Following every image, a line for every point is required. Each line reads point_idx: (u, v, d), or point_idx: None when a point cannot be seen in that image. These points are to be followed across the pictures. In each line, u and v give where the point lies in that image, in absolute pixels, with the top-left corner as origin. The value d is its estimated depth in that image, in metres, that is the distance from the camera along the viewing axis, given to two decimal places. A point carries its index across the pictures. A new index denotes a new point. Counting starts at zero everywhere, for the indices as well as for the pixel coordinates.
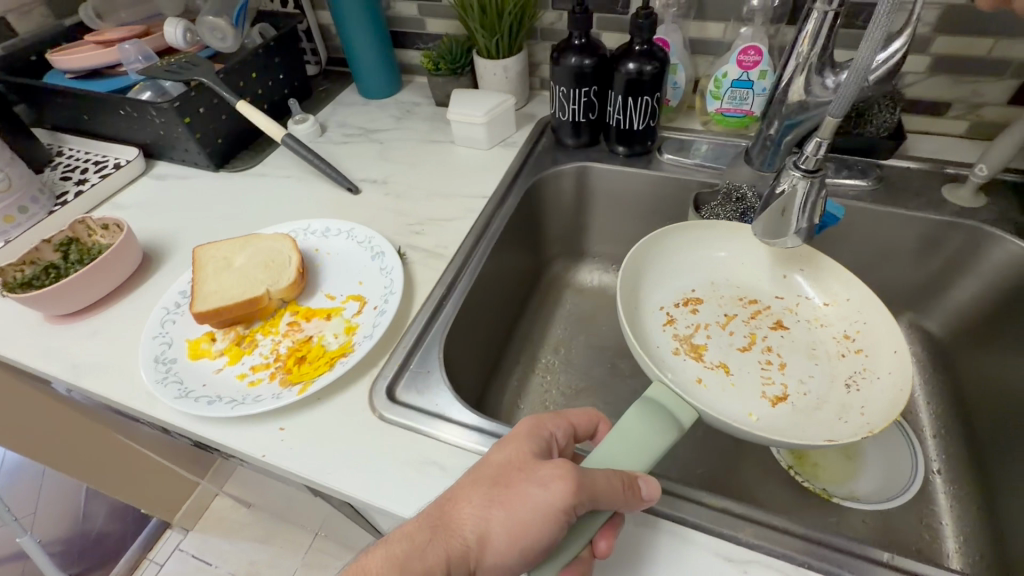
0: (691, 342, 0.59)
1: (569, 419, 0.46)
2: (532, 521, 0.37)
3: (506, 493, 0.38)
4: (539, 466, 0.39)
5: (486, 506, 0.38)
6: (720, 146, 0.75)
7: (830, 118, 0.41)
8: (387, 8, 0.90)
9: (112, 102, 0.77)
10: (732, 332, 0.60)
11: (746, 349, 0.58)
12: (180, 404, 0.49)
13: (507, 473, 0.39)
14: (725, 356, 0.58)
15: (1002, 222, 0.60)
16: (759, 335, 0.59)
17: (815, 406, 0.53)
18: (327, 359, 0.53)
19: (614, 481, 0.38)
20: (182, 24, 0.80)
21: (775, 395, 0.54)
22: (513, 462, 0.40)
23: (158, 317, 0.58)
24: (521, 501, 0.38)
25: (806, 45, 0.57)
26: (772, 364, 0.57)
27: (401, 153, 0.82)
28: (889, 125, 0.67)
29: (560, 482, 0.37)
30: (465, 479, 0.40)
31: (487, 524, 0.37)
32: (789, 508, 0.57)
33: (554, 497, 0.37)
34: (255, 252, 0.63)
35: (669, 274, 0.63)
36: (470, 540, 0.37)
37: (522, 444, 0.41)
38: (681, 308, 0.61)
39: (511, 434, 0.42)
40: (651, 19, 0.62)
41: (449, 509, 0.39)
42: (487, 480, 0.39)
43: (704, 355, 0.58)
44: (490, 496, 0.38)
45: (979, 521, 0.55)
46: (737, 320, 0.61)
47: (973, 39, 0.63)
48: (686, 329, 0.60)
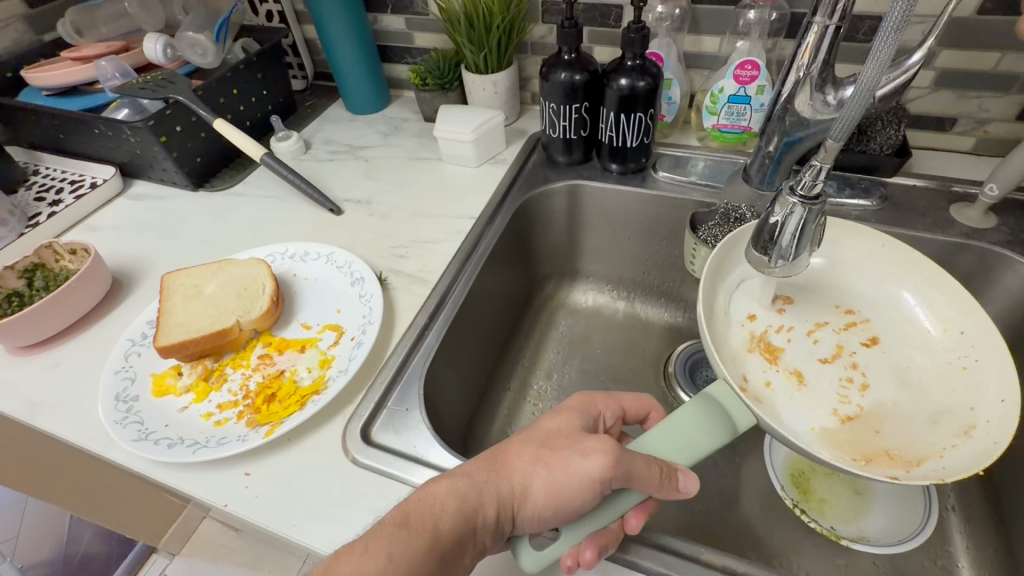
0: (770, 341, 0.54)
1: (619, 402, 0.47)
2: (571, 484, 0.37)
3: (552, 455, 0.39)
4: (583, 438, 0.39)
5: (532, 464, 0.39)
6: (717, 163, 0.72)
7: (831, 143, 0.37)
8: (374, 22, 0.88)
9: (86, 121, 0.74)
10: (818, 341, 0.55)
11: (825, 360, 0.53)
12: (138, 448, 0.45)
13: (556, 438, 0.40)
14: (802, 364, 0.53)
15: (1015, 243, 0.57)
16: (846, 349, 0.54)
17: (887, 432, 0.47)
18: (299, 397, 0.49)
19: (652, 467, 0.38)
20: (163, 39, 0.78)
21: (847, 415, 0.49)
22: (561, 431, 0.41)
23: (122, 350, 0.54)
24: (565, 464, 0.38)
25: (806, 58, 0.53)
26: (853, 381, 0.51)
27: (387, 171, 0.79)
28: (893, 142, 0.63)
29: (601, 455, 0.37)
30: (517, 438, 0.41)
31: (533, 478, 0.38)
32: (794, 551, 0.53)
33: (593, 467, 0.37)
34: (227, 279, 0.60)
35: None
36: (516, 489, 0.38)
37: (572, 415, 0.43)
38: (767, 305, 0.56)
39: (563, 406, 0.44)
40: (642, 33, 0.59)
41: (500, 459, 0.39)
42: (537, 440, 0.40)
43: (779, 358, 0.53)
44: (537, 456, 0.39)
45: (999, 565, 0.51)
46: (827, 331, 0.55)
47: (978, 53, 0.61)
48: (766, 326, 0.55)
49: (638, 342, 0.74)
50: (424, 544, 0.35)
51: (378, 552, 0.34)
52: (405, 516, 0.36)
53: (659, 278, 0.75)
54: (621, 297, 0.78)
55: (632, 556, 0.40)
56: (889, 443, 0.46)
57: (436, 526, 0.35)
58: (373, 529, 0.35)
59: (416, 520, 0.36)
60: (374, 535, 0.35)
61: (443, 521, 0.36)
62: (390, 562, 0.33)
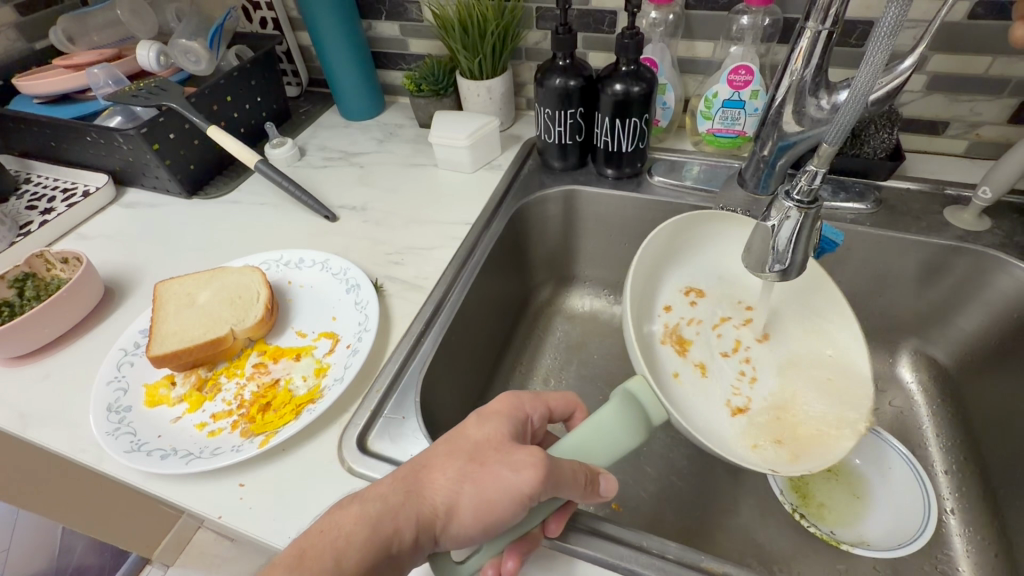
0: (680, 334, 0.59)
1: (546, 401, 0.45)
2: (499, 501, 0.36)
3: (479, 471, 0.37)
4: (514, 450, 0.37)
5: (457, 481, 0.37)
6: (712, 168, 0.72)
7: (826, 147, 0.37)
8: (368, 28, 0.88)
9: (79, 129, 0.74)
10: (721, 335, 0.59)
11: (725, 354, 0.58)
12: (130, 460, 0.45)
13: (484, 451, 0.38)
14: (706, 358, 0.57)
15: (1009, 246, 0.57)
16: (744, 345, 0.59)
17: (771, 423, 0.52)
18: (294, 406, 0.49)
19: (578, 473, 0.38)
20: (155, 46, 0.77)
21: (739, 406, 0.53)
22: (489, 441, 0.38)
23: (114, 359, 0.54)
24: (492, 480, 0.36)
25: (798, 63, 0.54)
26: (744, 375, 0.56)
27: (382, 178, 0.79)
28: (887, 146, 0.64)
29: (531, 470, 0.36)
30: (441, 448, 0.39)
31: (460, 496, 0.36)
32: (794, 557, 0.53)
33: (523, 482, 0.35)
34: (220, 287, 0.59)
35: (681, 261, 0.62)
36: (439, 509, 0.36)
37: (501, 422, 0.40)
38: (681, 298, 0.61)
39: (490, 409, 0.41)
40: (636, 39, 0.59)
41: (421, 476, 0.37)
42: (463, 454, 0.38)
43: (687, 350, 0.58)
44: (462, 472, 0.37)
45: (999, 568, 0.51)
46: (729, 327, 0.60)
47: (970, 56, 0.61)
48: (679, 319, 0.60)
49: None
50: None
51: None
52: (301, 556, 0.34)
53: None
54: (617, 302, 0.78)
55: (633, 564, 0.40)
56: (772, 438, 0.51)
57: (338, 563, 0.34)
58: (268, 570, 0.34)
59: (311, 559, 0.34)
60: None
61: (348, 556, 0.34)
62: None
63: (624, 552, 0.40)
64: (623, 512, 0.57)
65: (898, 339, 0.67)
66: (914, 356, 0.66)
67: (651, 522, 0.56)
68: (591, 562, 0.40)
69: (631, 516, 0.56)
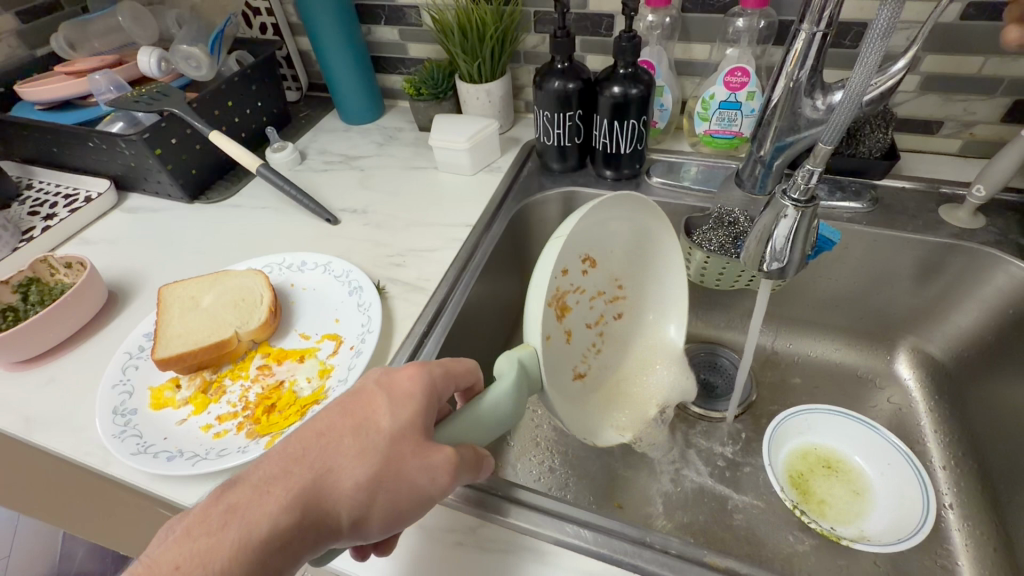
0: (564, 299, 0.53)
1: (457, 379, 0.41)
2: (409, 509, 0.34)
3: (390, 477, 0.34)
4: (430, 451, 0.35)
5: (364, 490, 0.34)
6: (711, 168, 0.73)
7: (822, 147, 0.38)
8: (368, 33, 0.88)
9: (81, 135, 0.74)
10: (593, 304, 0.57)
11: (587, 325, 0.57)
12: (137, 462, 0.45)
13: (395, 453, 0.35)
14: (574, 326, 0.55)
15: (1004, 243, 0.58)
16: (603, 319, 0.59)
17: (600, 393, 0.57)
18: (299, 407, 0.49)
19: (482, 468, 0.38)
20: (156, 52, 0.78)
21: (580, 373, 0.56)
22: (406, 440, 0.35)
23: (120, 363, 0.54)
24: (405, 489, 0.34)
25: (793, 65, 0.54)
26: (593, 347, 0.58)
27: (383, 181, 0.80)
28: (882, 145, 0.65)
29: (446, 478, 0.35)
30: (348, 445, 0.35)
31: (368, 508, 0.34)
32: (795, 553, 0.53)
33: (437, 491, 0.35)
34: (223, 290, 0.60)
35: (597, 226, 0.53)
36: (343, 522, 0.33)
37: (416, 413, 0.36)
38: (578, 262, 0.53)
39: (401, 395, 0.37)
40: (633, 41, 0.60)
41: (325, 481, 0.34)
42: (375, 457, 0.34)
43: (564, 316, 0.53)
44: (372, 478, 0.34)
45: (997, 562, 0.52)
46: (600, 300, 0.57)
47: (963, 57, 0.62)
48: (570, 285, 0.53)
49: None
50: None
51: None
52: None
53: None
54: None
55: (639, 561, 0.40)
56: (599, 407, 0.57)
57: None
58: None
59: None
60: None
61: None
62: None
63: (630, 548, 0.41)
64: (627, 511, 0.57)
65: (895, 336, 0.68)
66: (911, 352, 0.67)
67: (654, 520, 0.57)
68: (599, 560, 0.41)
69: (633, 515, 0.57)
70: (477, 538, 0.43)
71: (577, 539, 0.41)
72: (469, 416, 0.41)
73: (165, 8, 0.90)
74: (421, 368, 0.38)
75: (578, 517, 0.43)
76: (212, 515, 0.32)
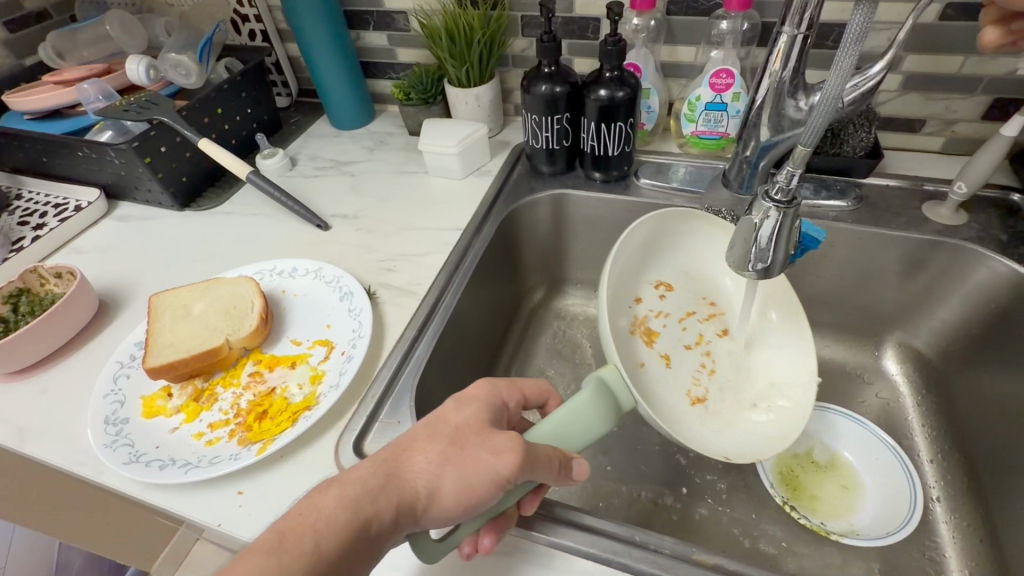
0: (647, 325, 0.60)
1: (521, 389, 0.46)
2: (479, 483, 0.37)
3: (460, 454, 0.38)
4: (494, 434, 0.39)
5: (439, 464, 0.38)
6: (698, 169, 0.73)
7: (801, 148, 0.39)
8: (356, 39, 0.89)
9: (70, 144, 0.74)
10: (686, 328, 0.61)
11: (688, 347, 0.60)
12: (129, 471, 0.45)
13: (463, 435, 0.39)
14: (671, 349, 0.60)
15: (986, 239, 0.59)
16: (705, 339, 0.61)
17: (724, 415, 0.55)
18: (290, 414, 0.50)
19: (552, 458, 0.40)
20: (145, 61, 0.78)
21: (697, 395, 0.56)
22: (469, 425, 0.40)
23: (111, 372, 0.54)
24: (474, 465, 0.38)
25: (777, 64, 0.55)
26: (704, 368, 0.59)
27: (374, 186, 0.80)
28: (866, 144, 0.65)
29: (510, 454, 0.37)
30: (421, 431, 0.40)
31: (440, 480, 0.38)
32: (786, 549, 0.54)
33: (502, 466, 0.37)
34: (214, 297, 0.60)
35: (650, 257, 0.62)
36: (422, 492, 0.37)
37: (480, 407, 0.42)
38: (651, 291, 0.62)
39: (468, 395, 0.43)
40: (619, 45, 0.61)
41: (402, 459, 0.39)
42: (444, 437, 0.39)
43: (654, 341, 0.59)
44: (444, 455, 0.38)
45: (984, 554, 0.52)
46: (694, 321, 0.62)
47: (943, 56, 0.63)
48: (649, 311, 0.61)
49: None
50: (305, 565, 0.34)
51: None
52: (281, 538, 0.35)
53: None
54: None
55: (629, 560, 0.41)
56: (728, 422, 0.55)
57: (317, 547, 0.35)
58: (246, 554, 0.34)
59: (290, 541, 0.35)
60: (243, 563, 0.34)
61: (327, 540, 0.35)
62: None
63: (620, 547, 0.41)
64: (621, 510, 0.57)
65: (882, 332, 0.68)
66: (898, 348, 0.67)
67: (648, 518, 0.57)
68: (589, 558, 0.41)
69: (626, 516, 0.57)
70: None
71: (568, 540, 0.42)
72: (562, 423, 0.44)
73: (153, 16, 0.90)
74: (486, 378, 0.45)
75: (568, 518, 0.43)
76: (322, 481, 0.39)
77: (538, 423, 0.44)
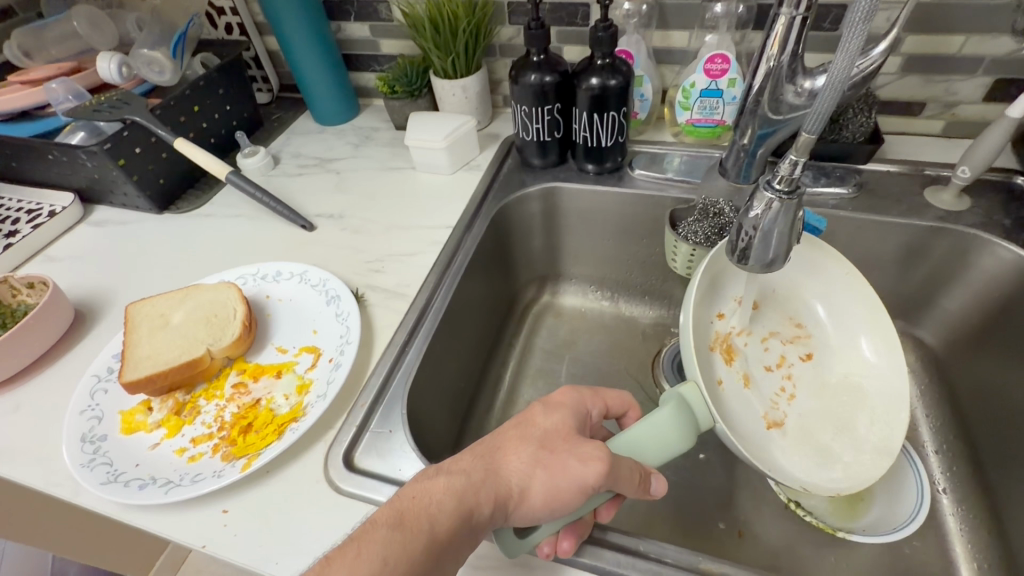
0: (728, 342, 0.56)
1: (604, 399, 0.46)
2: (568, 489, 0.37)
3: (551, 458, 0.38)
4: (581, 442, 0.39)
5: (531, 465, 0.38)
6: (694, 158, 0.71)
7: (805, 136, 0.36)
8: (337, 30, 0.86)
9: (39, 147, 0.71)
10: (767, 348, 0.57)
11: (768, 368, 0.56)
12: (107, 492, 0.43)
13: (553, 440, 0.39)
14: (751, 369, 0.55)
15: (989, 225, 0.57)
16: (787, 361, 0.57)
17: (806, 443, 0.51)
18: (276, 426, 0.47)
19: (635, 474, 0.39)
20: (117, 57, 0.75)
21: (775, 419, 0.53)
22: (559, 430, 0.40)
23: (88, 387, 0.52)
24: (562, 471, 0.37)
25: (775, 49, 0.52)
26: (784, 392, 0.55)
27: (360, 184, 0.77)
28: (866, 129, 0.64)
29: (597, 464, 0.37)
30: (512, 433, 0.40)
31: (533, 480, 0.37)
32: (792, 546, 0.53)
33: (590, 474, 0.37)
34: (195, 306, 0.58)
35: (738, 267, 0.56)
36: (514, 490, 0.37)
37: (566, 414, 0.42)
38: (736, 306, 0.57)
39: (555, 401, 0.43)
40: (610, 31, 0.58)
41: (497, 457, 0.39)
42: (534, 440, 0.39)
43: (734, 359, 0.55)
44: (535, 457, 0.38)
45: (992, 546, 0.52)
46: (775, 342, 0.57)
47: (943, 37, 0.61)
48: (731, 328, 0.56)
49: (624, 343, 0.73)
50: (421, 544, 0.33)
51: (373, 555, 0.32)
52: (399, 516, 0.34)
53: (641, 276, 0.75)
54: (604, 298, 0.77)
55: (630, 571, 0.39)
56: (808, 452, 0.51)
57: (432, 527, 0.34)
58: (365, 529, 0.34)
59: (410, 520, 0.34)
60: (365, 536, 0.33)
61: (440, 522, 0.35)
62: (385, 566, 0.32)
63: (621, 559, 0.40)
64: (621, 512, 0.56)
65: None
66: (901, 337, 0.66)
67: (650, 520, 0.55)
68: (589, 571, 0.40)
69: (627, 517, 0.55)
70: None
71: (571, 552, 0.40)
72: (643, 437, 0.42)
73: (123, 10, 0.86)
74: (571, 387, 0.45)
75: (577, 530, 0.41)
76: (426, 472, 0.38)
77: (622, 431, 0.43)
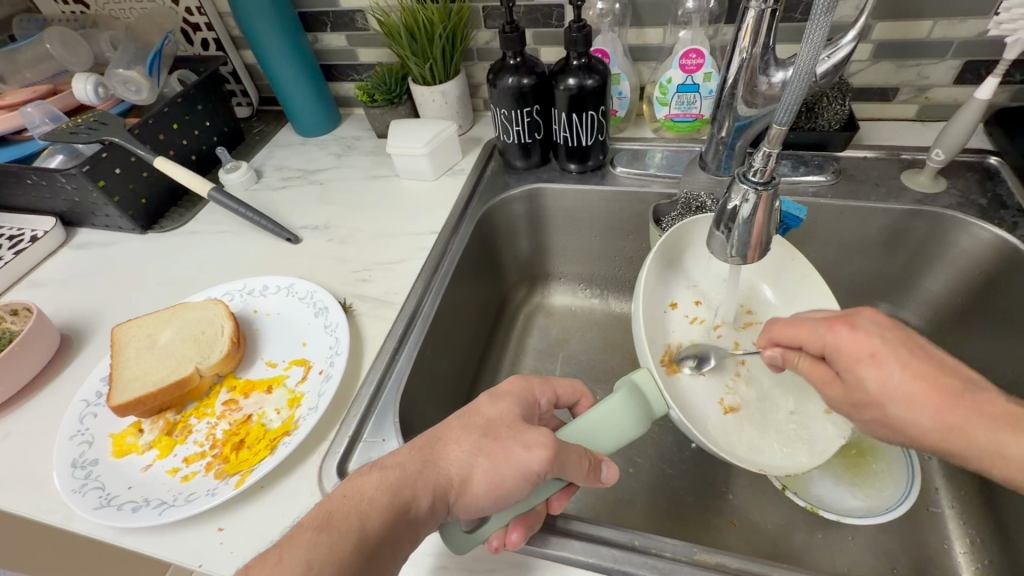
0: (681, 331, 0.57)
1: (555, 388, 0.46)
2: (511, 477, 0.37)
3: (494, 445, 0.38)
4: (527, 428, 0.39)
5: (473, 453, 0.38)
6: (675, 153, 0.72)
7: (777, 128, 0.37)
8: (314, 41, 0.85)
9: (16, 172, 0.70)
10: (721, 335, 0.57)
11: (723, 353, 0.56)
12: (101, 517, 0.43)
13: (497, 428, 0.39)
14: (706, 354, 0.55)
15: (965, 206, 0.58)
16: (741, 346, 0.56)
17: (763, 426, 0.51)
18: (268, 441, 0.47)
19: (583, 460, 0.39)
20: (92, 78, 0.74)
21: (731, 403, 0.52)
22: (503, 419, 0.40)
23: (77, 412, 0.51)
24: (506, 459, 0.37)
25: (747, 41, 0.52)
26: (739, 376, 0.54)
27: (345, 194, 0.77)
28: (841, 117, 0.65)
29: (542, 450, 0.37)
30: (454, 423, 0.40)
31: (475, 469, 0.37)
32: (788, 533, 0.53)
33: (534, 461, 0.37)
34: (182, 325, 0.58)
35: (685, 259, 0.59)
36: (454, 479, 0.37)
37: (513, 401, 0.42)
38: (686, 296, 0.58)
39: (502, 390, 0.43)
40: (583, 31, 0.58)
41: (437, 448, 0.38)
42: (477, 429, 0.39)
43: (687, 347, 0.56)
44: (478, 444, 0.38)
45: (982, 522, 0.52)
46: (729, 331, 0.57)
47: (912, 23, 0.62)
48: (683, 318, 0.58)
49: (614, 339, 0.74)
50: (350, 544, 0.33)
51: (295, 561, 0.31)
52: (327, 518, 0.34)
53: (628, 272, 0.75)
54: (594, 296, 0.78)
55: (628, 566, 0.39)
56: (763, 431, 0.50)
57: (362, 525, 0.34)
58: (291, 534, 0.33)
59: (339, 521, 0.34)
60: (290, 542, 0.33)
61: (372, 519, 0.34)
62: (310, 569, 0.31)
63: (619, 554, 0.40)
64: (617, 508, 0.56)
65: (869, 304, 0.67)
66: None
67: (646, 514, 0.56)
68: (586, 568, 0.40)
69: (626, 513, 0.56)
70: (460, 561, 0.41)
71: (567, 552, 0.40)
72: (596, 425, 0.43)
73: (98, 30, 0.86)
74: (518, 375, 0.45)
75: (577, 532, 0.42)
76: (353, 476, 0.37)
77: (573, 419, 0.44)
